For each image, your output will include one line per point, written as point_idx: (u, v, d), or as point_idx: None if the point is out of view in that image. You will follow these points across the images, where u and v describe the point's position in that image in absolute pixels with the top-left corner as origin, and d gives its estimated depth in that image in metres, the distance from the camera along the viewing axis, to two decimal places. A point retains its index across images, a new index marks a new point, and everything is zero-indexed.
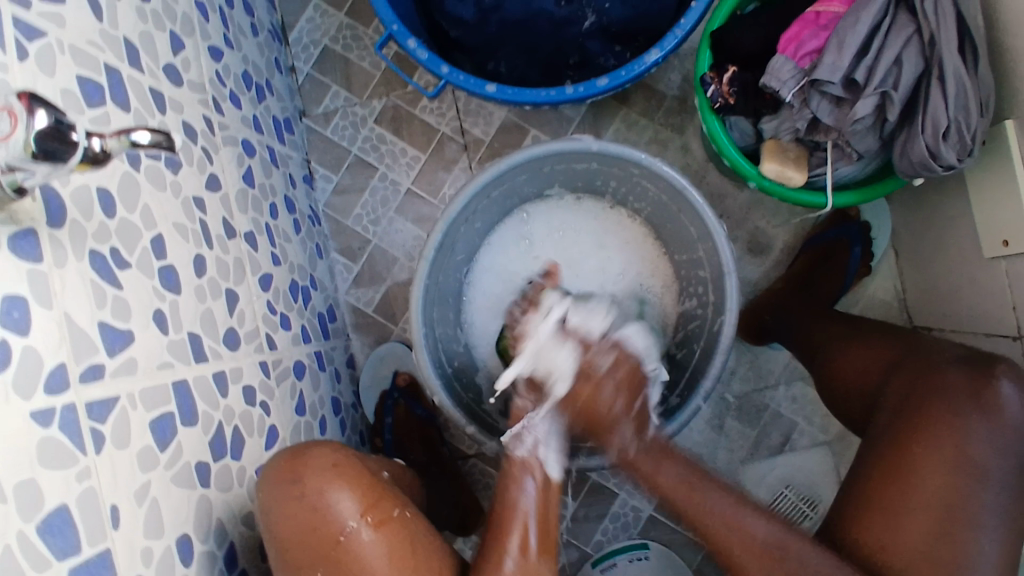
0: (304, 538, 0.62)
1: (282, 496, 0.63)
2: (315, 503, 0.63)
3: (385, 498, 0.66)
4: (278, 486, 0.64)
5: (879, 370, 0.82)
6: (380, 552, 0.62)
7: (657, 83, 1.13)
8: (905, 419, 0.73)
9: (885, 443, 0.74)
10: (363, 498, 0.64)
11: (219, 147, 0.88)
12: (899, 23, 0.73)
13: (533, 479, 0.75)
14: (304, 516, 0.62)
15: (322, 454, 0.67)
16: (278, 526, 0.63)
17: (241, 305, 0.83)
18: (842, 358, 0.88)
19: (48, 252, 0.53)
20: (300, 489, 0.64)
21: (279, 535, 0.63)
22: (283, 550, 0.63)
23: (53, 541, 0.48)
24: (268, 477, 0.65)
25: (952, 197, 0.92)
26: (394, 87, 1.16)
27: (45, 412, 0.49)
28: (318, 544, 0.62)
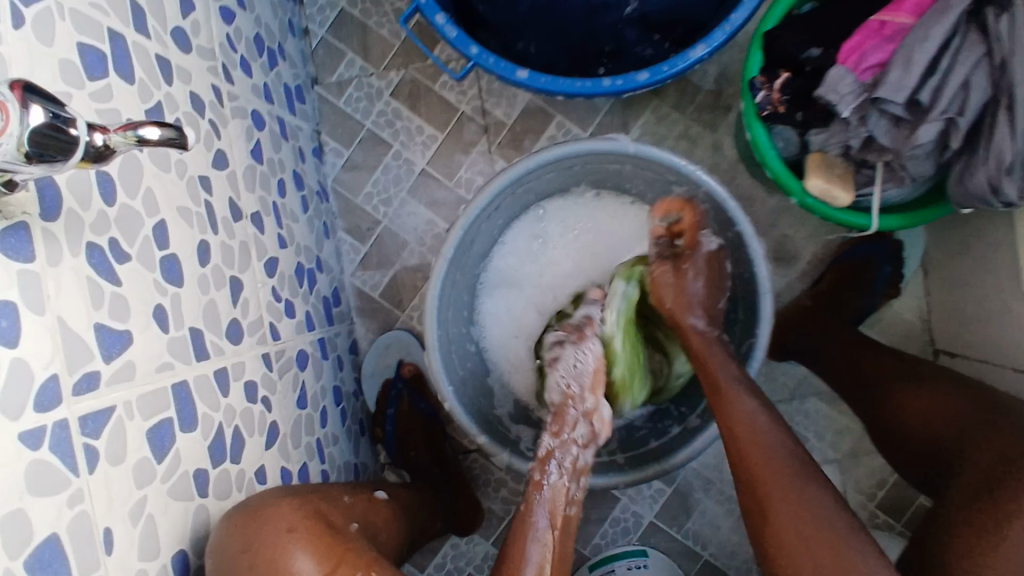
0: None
1: (233, 560, 0.59)
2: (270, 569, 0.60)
3: (347, 553, 0.64)
4: (233, 547, 0.60)
5: (955, 432, 0.73)
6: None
7: (693, 75, 1.06)
8: (981, 496, 0.65)
9: (959, 516, 0.66)
10: (321, 561, 0.61)
11: (228, 120, 0.81)
12: (970, 42, 0.66)
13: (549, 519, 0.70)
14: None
15: (279, 515, 0.63)
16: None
17: (246, 294, 0.78)
18: (906, 407, 0.80)
19: (41, 250, 0.48)
20: (252, 553, 0.60)
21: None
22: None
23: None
24: (223, 539, 0.61)
25: (994, 226, 0.88)
26: (414, 59, 1.09)
27: (34, 433, 0.45)
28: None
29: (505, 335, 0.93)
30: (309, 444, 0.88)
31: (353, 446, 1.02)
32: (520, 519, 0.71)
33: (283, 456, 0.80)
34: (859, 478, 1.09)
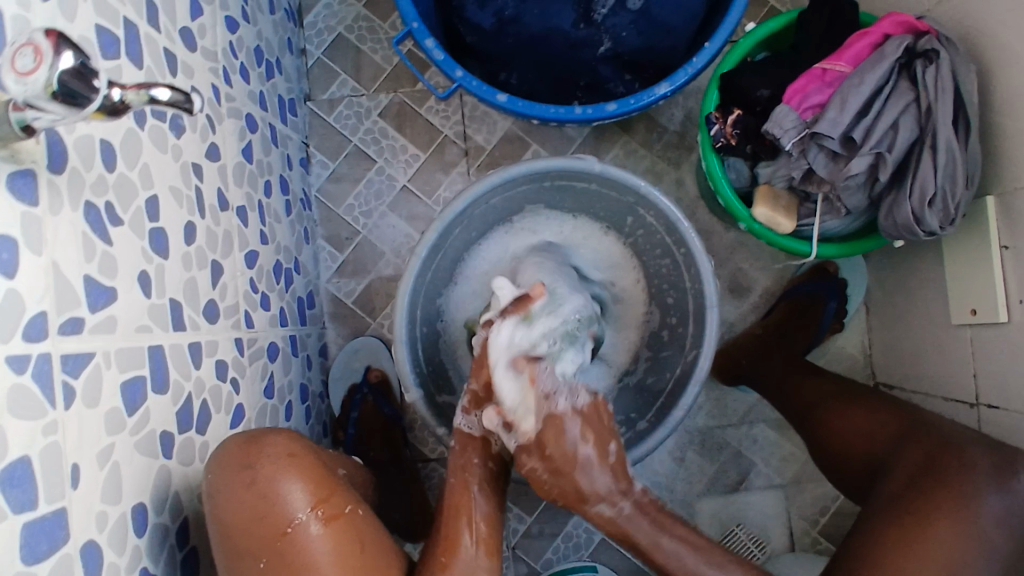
0: (245, 527, 0.60)
1: (233, 481, 0.61)
2: (265, 492, 0.61)
3: (337, 493, 0.64)
4: (229, 471, 0.62)
5: (887, 442, 0.82)
6: (328, 550, 0.61)
7: (660, 117, 1.15)
8: (913, 488, 0.73)
9: (883, 517, 0.73)
10: (315, 491, 0.62)
11: (223, 117, 0.87)
12: (899, 90, 0.76)
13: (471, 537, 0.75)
14: (252, 505, 0.60)
15: (280, 441, 0.65)
16: (223, 510, 0.61)
17: (225, 279, 0.82)
18: (857, 442, 0.86)
19: (44, 198, 0.52)
20: (251, 476, 0.61)
21: (226, 523, 0.61)
22: (227, 534, 0.61)
23: (13, 494, 0.46)
24: (220, 460, 0.63)
25: (924, 263, 0.96)
26: (402, 83, 1.16)
27: (21, 360, 0.48)
28: (261, 537, 0.60)
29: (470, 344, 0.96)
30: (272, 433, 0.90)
31: (314, 444, 1.04)
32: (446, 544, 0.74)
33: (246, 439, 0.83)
34: (804, 503, 1.12)
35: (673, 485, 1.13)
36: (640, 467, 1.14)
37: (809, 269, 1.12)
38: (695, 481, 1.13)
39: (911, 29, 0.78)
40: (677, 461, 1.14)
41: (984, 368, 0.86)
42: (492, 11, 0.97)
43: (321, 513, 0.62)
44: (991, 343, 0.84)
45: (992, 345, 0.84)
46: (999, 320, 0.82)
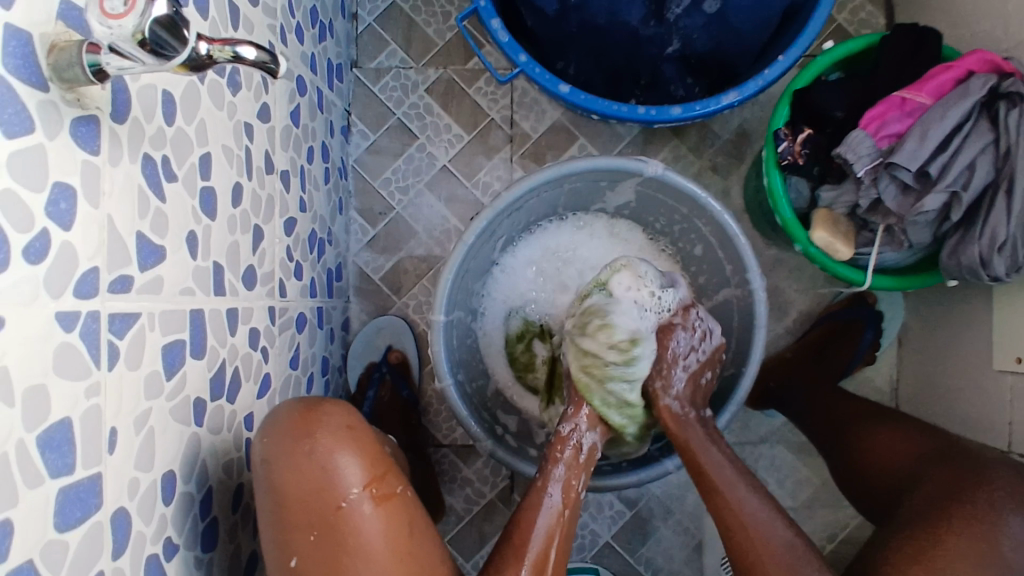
0: (300, 497, 0.59)
1: (290, 451, 0.60)
2: (319, 465, 0.60)
3: (390, 473, 0.63)
4: (286, 439, 0.61)
5: (912, 460, 0.80)
6: (378, 527, 0.59)
7: (714, 124, 1.12)
8: (940, 511, 0.70)
9: (913, 532, 0.69)
10: (369, 468, 0.61)
11: (276, 77, 0.84)
12: (979, 129, 0.74)
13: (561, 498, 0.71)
14: (307, 477, 0.59)
15: (338, 414, 0.64)
16: (280, 477, 0.60)
17: (265, 244, 0.80)
18: (881, 461, 0.84)
19: (106, 148, 0.49)
20: (310, 448, 0.60)
21: (281, 490, 0.60)
22: (279, 504, 0.59)
23: (50, 456, 0.44)
24: (277, 427, 0.62)
25: (969, 302, 0.95)
26: (454, 60, 1.13)
27: (70, 317, 0.46)
28: (315, 508, 0.59)
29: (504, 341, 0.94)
30: None
31: None
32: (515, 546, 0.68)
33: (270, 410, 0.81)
34: (813, 528, 1.11)
35: (684, 497, 1.12)
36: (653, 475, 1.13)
37: (847, 297, 1.10)
38: None
39: (997, 68, 0.75)
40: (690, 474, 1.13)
41: (1022, 418, 0.85)
42: None
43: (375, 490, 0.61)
44: None
45: None
46: None
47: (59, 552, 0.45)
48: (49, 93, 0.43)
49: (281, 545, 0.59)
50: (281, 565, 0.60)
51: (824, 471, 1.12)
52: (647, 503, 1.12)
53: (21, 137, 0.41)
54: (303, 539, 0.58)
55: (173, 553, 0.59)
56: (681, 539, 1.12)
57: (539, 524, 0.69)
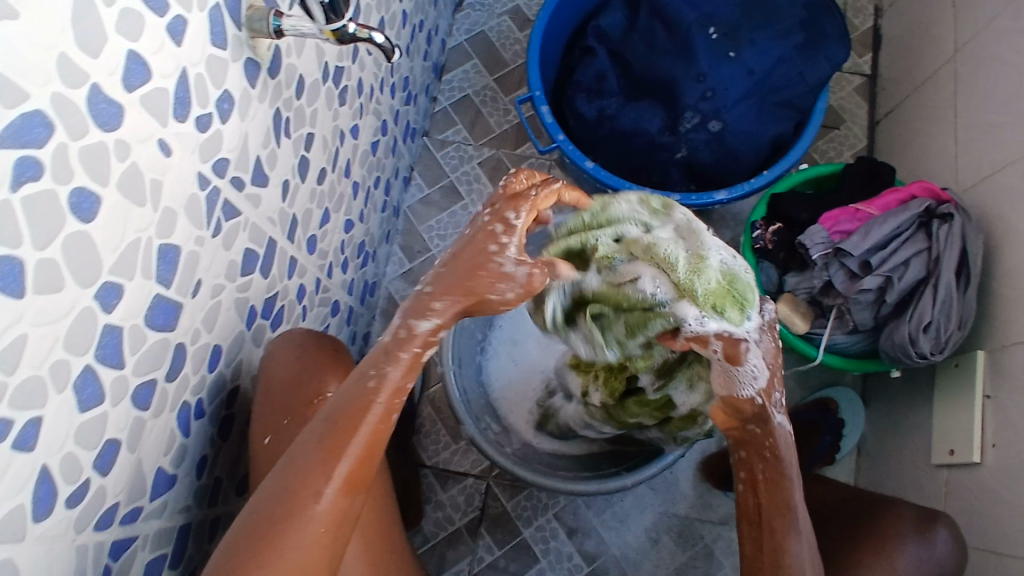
0: (284, 388, 0.74)
1: (285, 352, 0.76)
2: (307, 369, 0.76)
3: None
4: (290, 347, 0.78)
5: (837, 500, 0.94)
6: None
7: (711, 233, 1.31)
8: (857, 528, 0.85)
9: (842, 541, 0.84)
10: (343, 387, 0.78)
11: (369, 111, 1.07)
12: (916, 238, 0.92)
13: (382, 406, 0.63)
14: (294, 376, 0.75)
15: (327, 341, 0.82)
16: (270, 370, 0.75)
17: (329, 227, 0.98)
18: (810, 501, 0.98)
19: (259, 88, 0.70)
20: (301, 354, 0.76)
21: (269, 379, 0.75)
22: (267, 389, 0.74)
23: (161, 266, 0.59)
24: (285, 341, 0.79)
25: (916, 408, 1.06)
26: (506, 145, 1.38)
27: (203, 180, 0.63)
28: (294, 400, 0.74)
29: (503, 369, 1.10)
30: None
31: None
32: (348, 423, 0.62)
33: None
34: None
35: (640, 563, 1.17)
36: (614, 535, 1.18)
37: (813, 400, 1.21)
38: (662, 567, 1.17)
39: (936, 196, 0.95)
40: (650, 542, 1.18)
41: (953, 509, 0.93)
42: (596, 106, 1.20)
43: None
44: (964, 484, 0.92)
45: (964, 487, 0.92)
46: (973, 460, 0.90)
47: (140, 339, 0.58)
48: (241, 33, 0.64)
49: (259, 423, 0.73)
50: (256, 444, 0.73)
51: None
52: (605, 562, 1.17)
53: (218, 47, 0.61)
54: (278, 420, 0.73)
55: (199, 416, 0.71)
56: None
57: (365, 428, 0.62)
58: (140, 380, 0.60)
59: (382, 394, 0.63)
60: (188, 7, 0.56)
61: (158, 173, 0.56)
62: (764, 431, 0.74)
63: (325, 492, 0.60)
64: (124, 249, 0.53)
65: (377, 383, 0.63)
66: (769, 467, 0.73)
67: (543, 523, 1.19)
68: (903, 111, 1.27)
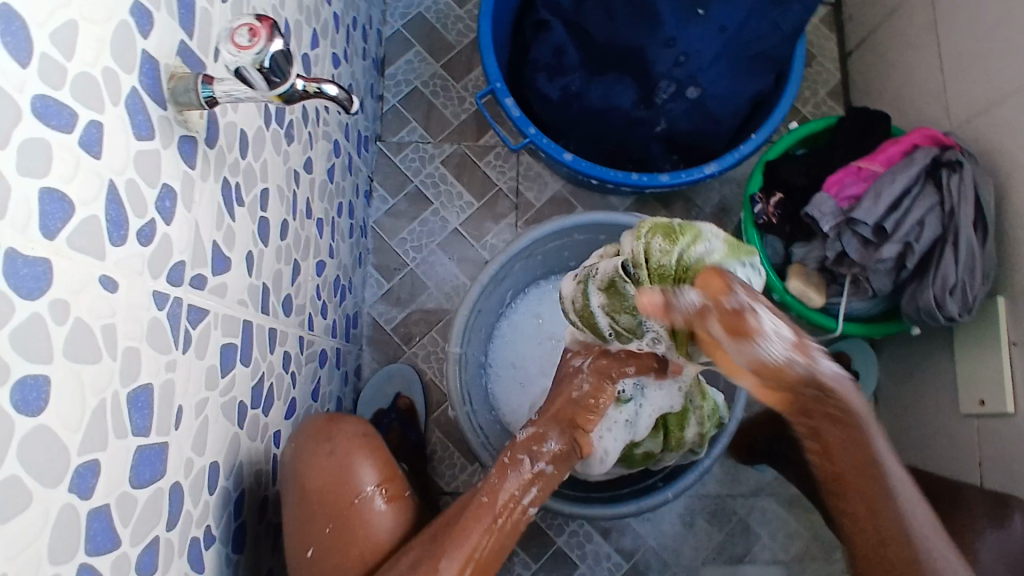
0: (321, 492, 0.70)
1: (316, 450, 0.72)
2: (341, 467, 0.71)
3: (400, 479, 0.74)
4: (310, 441, 0.73)
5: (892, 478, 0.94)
6: (387, 521, 0.71)
7: (698, 198, 1.25)
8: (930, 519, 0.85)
9: None
10: (382, 471, 0.73)
11: (318, 137, 0.95)
12: (926, 193, 0.87)
13: (495, 518, 0.71)
14: (331, 478, 0.70)
15: (355, 423, 0.75)
16: (305, 473, 0.71)
17: (301, 279, 0.88)
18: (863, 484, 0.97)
19: (200, 165, 0.59)
20: (330, 448, 0.72)
21: (305, 484, 0.71)
22: (304, 496, 0.70)
23: (134, 414, 0.50)
24: (305, 432, 0.74)
25: (933, 353, 1.04)
26: (467, 137, 1.27)
27: (161, 296, 0.53)
28: (333, 503, 0.70)
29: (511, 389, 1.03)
30: None
31: None
32: (456, 526, 0.69)
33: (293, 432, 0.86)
34: None
35: (679, 549, 1.15)
36: (649, 526, 1.16)
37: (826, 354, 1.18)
38: (701, 548, 1.16)
39: (939, 142, 0.90)
40: (685, 526, 1.16)
41: (990, 458, 0.92)
42: (560, 85, 1.10)
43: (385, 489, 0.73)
44: (998, 433, 0.91)
45: (998, 436, 0.91)
46: (1006, 411, 0.89)
47: (130, 504, 0.50)
48: (166, 111, 0.53)
49: (299, 535, 0.70)
50: (297, 557, 0.70)
51: (813, 524, 1.16)
52: (644, 555, 1.15)
53: (145, 139, 0.50)
54: (318, 531, 0.69)
55: (210, 543, 0.64)
56: None
57: (473, 532, 0.68)
58: (140, 546, 0.52)
59: (491, 494, 0.72)
60: (98, 108, 0.45)
61: (108, 316, 0.46)
62: (825, 393, 0.58)
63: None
64: (88, 420, 0.44)
65: (487, 489, 0.73)
66: (851, 438, 0.61)
67: (575, 529, 1.16)
68: (877, 40, 1.20)
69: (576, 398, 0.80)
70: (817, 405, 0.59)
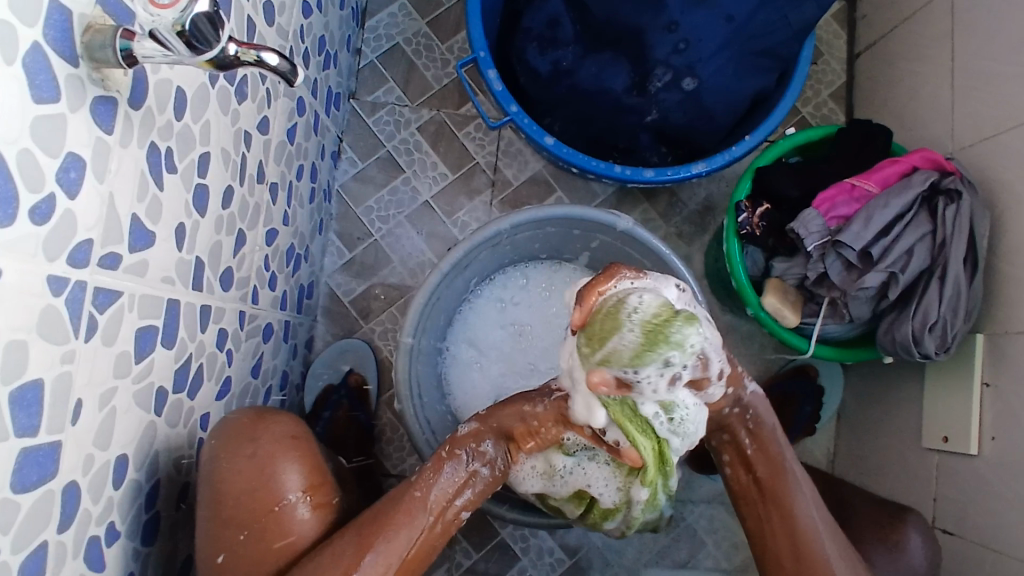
0: (237, 497, 0.67)
1: (235, 451, 0.68)
2: (263, 470, 0.68)
3: (326, 485, 0.73)
4: (233, 439, 0.69)
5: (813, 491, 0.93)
6: (309, 530, 0.69)
7: (682, 193, 1.19)
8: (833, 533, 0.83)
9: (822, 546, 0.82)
10: (309, 476, 0.71)
11: (279, 95, 0.86)
12: (919, 220, 0.82)
13: (428, 524, 0.72)
14: (251, 479, 0.67)
15: (287, 423, 0.72)
16: (221, 477, 0.67)
17: (245, 250, 0.82)
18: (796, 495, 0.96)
19: (119, 129, 0.52)
20: (253, 449, 0.69)
21: (221, 486, 0.67)
22: (218, 500, 0.67)
23: (19, 414, 0.45)
24: (228, 429, 0.70)
25: (903, 381, 1.01)
26: (447, 104, 1.19)
27: (59, 281, 0.47)
28: (250, 509, 0.67)
29: (465, 378, 0.98)
30: None
31: None
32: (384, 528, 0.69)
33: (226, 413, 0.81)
34: None
35: (623, 549, 1.14)
36: (596, 525, 1.14)
37: (793, 368, 1.14)
38: (645, 551, 1.14)
39: (939, 167, 0.85)
40: (632, 528, 1.14)
41: (945, 495, 0.90)
42: (550, 59, 1.02)
43: (311, 499, 0.70)
44: (957, 472, 0.88)
45: (957, 474, 0.89)
46: (968, 451, 0.86)
47: (11, 513, 0.45)
48: (78, 69, 0.46)
49: (214, 539, 0.67)
50: (206, 561, 0.68)
51: None
52: (588, 552, 1.13)
53: (47, 102, 0.43)
54: (233, 537, 0.67)
55: (113, 540, 0.59)
56: None
57: (403, 539, 0.70)
58: (25, 553, 0.47)
59: (422, 492, 0.73)
60: None
61: None
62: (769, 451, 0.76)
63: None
64: None
65: (418, 485, 0.74)
66: (767, 453, 0.76)
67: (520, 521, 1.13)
68: (889, 45, 1.13)
69: (530, 412, 0.76)
70: (760, 450, 0.76)
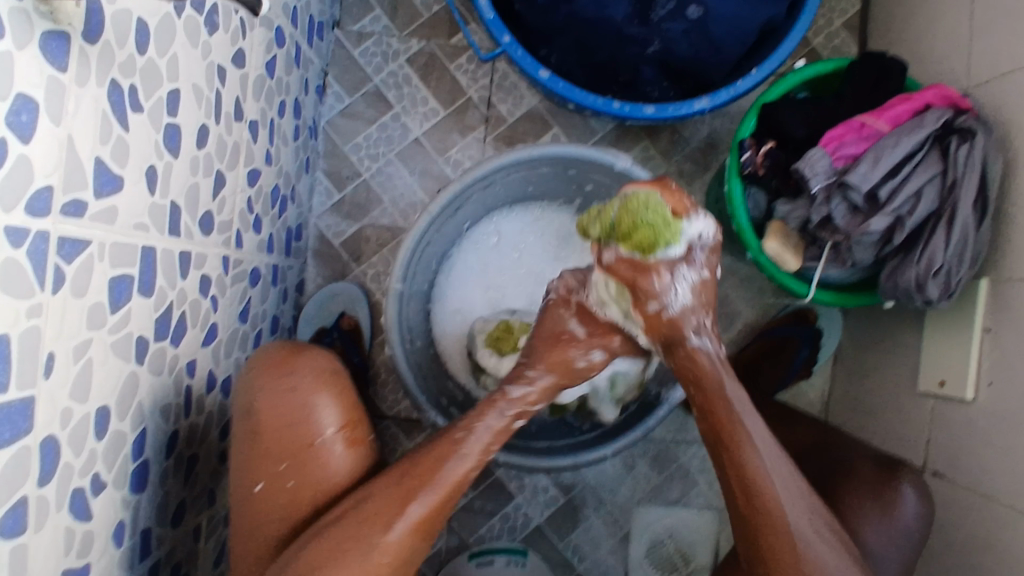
0: (278, 430, 0.68)
1: (275, 382, 0.69)
2: (300, 404, 0.69)
3: (362, 422, 0.73)
4: (270, 369, 0.70)
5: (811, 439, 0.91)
6: (344, 465, 0.70)
7: (684, 130, 1.14)
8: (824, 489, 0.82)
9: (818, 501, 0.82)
10: (344, 413, 0.71)
11: (256, 25, 0.81)
12: (929, 160, 0.79)
13: (466, 463, 0.69)
14: (288, 412, 0.68)
15: (322, 357, 0.72)
16: (261, 409, 0.68)
17: (226, 192, 0.78)
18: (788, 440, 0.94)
19: (74, 67, 0.48)
20: (293, 381, 0.70)
21: (258, 415, 0.69)
22: (256, 432, 0.68)
23: None
24: (263, 362, 0.71)
25: (902, 325, 1.00)
26: (438, 34, 1.12)
27: (18, 233, 0.44)
28: (293, 442, 0.68)
29: (458, 322, 0.96)
30: (238, 360, 0.87)
31: None
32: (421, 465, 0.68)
33: (213, 360, 0.80)
34: None
35: (616, 488, 1.16)
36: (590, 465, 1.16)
37: (791, 311, 1.13)
38: (638, 489, 1.16)
39: (954, 104, 0.80)
40: (626, 468, 1.16)
41: (938, 440, 0.90)
42: None
43: (346, 435, 0.71)
44: (953, 417, 0.88)
45: (952, 420, 0.88)
46: (964, 397, 0.86)
47: None
48: (22, 1, 0.42)
49: (250, 466, 0.69)
50: (245, 492, 0.69)
51: None
52: (582, 491, 1.15)
53: None
54: (273, 468, 0.68)
55: (98, 491, 0.59)
56: (609, 528, 1.15)
57: (444, 478, 0.68)
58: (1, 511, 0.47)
59: (467, 431, 0.71)
60: None
61: None
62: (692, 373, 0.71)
63: (393, 529, 0.65)
64: None
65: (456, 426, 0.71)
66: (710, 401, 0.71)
67: None
68: None
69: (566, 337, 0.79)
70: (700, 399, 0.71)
